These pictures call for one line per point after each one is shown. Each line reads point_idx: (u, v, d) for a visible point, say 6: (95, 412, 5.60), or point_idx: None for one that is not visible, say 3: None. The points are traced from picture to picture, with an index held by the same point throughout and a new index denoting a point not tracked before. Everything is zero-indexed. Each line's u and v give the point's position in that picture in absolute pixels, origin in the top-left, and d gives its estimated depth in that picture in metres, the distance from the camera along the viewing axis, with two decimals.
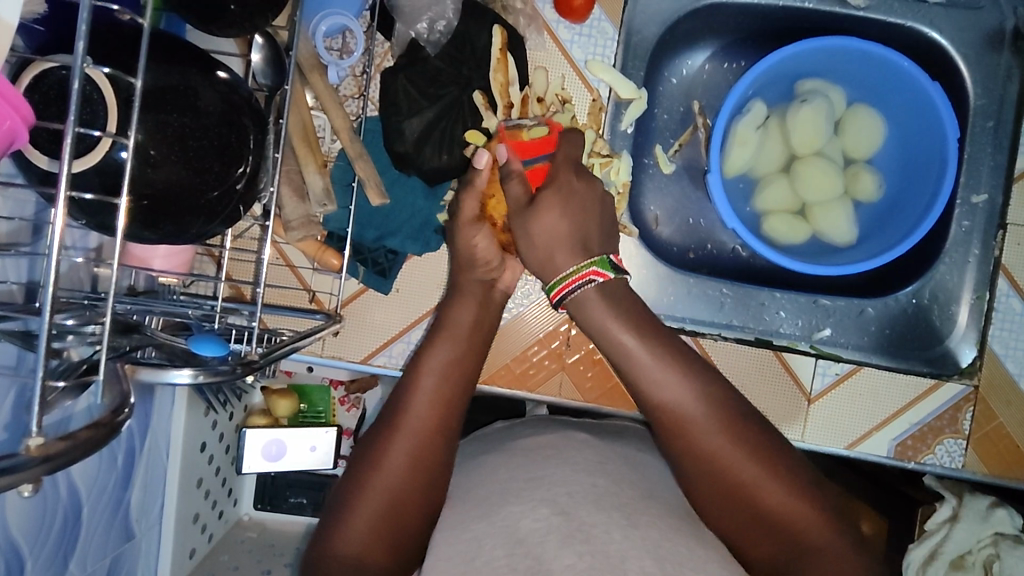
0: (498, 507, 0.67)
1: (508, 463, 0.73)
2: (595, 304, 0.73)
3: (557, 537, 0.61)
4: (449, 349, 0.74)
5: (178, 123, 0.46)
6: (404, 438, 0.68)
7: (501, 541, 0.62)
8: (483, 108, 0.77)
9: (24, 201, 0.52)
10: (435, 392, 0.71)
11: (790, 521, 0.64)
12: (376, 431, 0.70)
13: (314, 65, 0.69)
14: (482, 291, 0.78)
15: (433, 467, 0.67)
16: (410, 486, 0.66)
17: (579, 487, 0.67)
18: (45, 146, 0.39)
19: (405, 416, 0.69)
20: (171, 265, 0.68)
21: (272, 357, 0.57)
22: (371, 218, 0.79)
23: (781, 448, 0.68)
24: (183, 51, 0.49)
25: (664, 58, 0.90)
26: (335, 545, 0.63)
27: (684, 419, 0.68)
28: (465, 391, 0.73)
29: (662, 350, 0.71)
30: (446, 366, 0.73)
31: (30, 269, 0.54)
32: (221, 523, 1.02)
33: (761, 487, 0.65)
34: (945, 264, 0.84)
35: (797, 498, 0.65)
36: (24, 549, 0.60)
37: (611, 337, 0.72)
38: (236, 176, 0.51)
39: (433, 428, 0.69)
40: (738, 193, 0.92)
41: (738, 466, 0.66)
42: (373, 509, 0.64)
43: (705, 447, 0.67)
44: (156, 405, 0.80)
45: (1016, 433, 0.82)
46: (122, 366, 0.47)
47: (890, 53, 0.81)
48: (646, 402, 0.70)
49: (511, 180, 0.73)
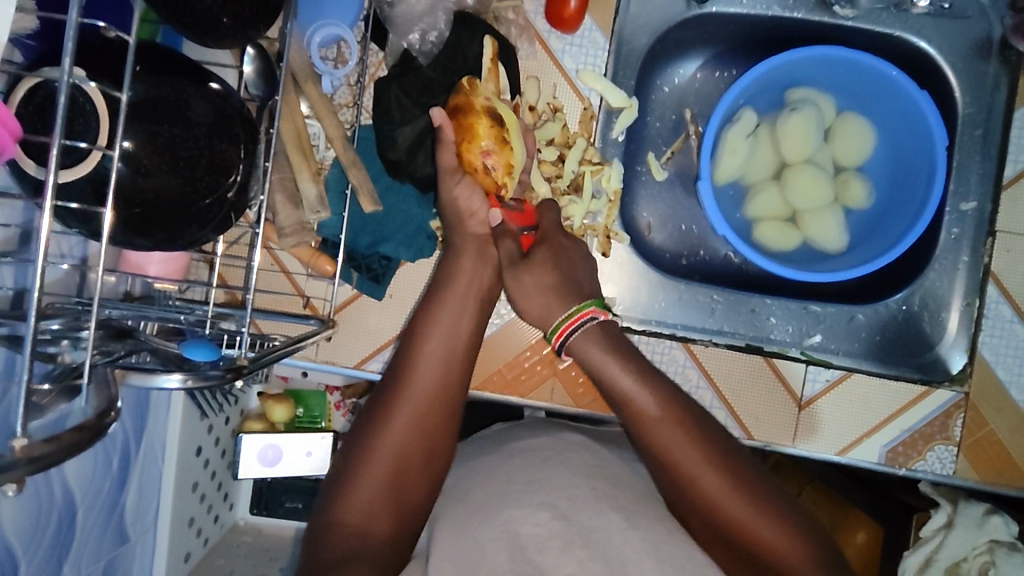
0: (496, 509, 0.67)
1: (505, 464, 0.73)
2: (589, 343, 0.74)
3: (557, 544, 0.64)
4: (456, 321, 0.75)
5: (169, 133, 0.47)
6: (409, 408, 0.70)
7: (502, 544, 0.64)
8: (467, 89, 0.75)
9: (15, 207, 0.53)
10: (440, 361, 0.72)
11: (775, 557, 0.64)
12: (380, 400, 0.71)
13: (308, 75, 0.70)
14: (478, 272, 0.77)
15: (436, 440, 0.70)
16: (414, 455, 0.68)
17: (578, 491, 0.69)
18: (35, 153, 0.40)
19: (409, 383, 0.71)
20: (165, 271, 0.69)
21: (262, 362, 0.57)
22: (364, 226, 0.79)
23: (767, 487, 0.69)
24: (174, 64, 0.50)
25: (655, 67, 0.91)
26: (341, 513, 0.65)
27: (678, 457, 0.68)
28: (469, 358, 0.74)
29: (656, 388, 0.72)
30: (455, 339, 0.74)
31: (19, 273, 0.55)
32: (216, 527, 1.02)
33: (754, 525, 0.65)
34: (934, 271, 0.85)
35: (789, 536, 0.65)
36: (18, 550, 0.61)
37: (606, 373, 0.73)
38: (227, 184, 0.52)
39: (437, 400, 0.71)
40: (729, 200, 0.93)
41: (731, 506, 0.66)
42: (378, 478, 0.66)
43: (699, 485, 0.67)
44: (149, 409, 0.81)
45: (1008, 440, 0.82)
46: (113, 371, 0.48)
47: (878, 61, 0.82)
48: (639, 439, 0.71)
49: (505, 238, 0.79)
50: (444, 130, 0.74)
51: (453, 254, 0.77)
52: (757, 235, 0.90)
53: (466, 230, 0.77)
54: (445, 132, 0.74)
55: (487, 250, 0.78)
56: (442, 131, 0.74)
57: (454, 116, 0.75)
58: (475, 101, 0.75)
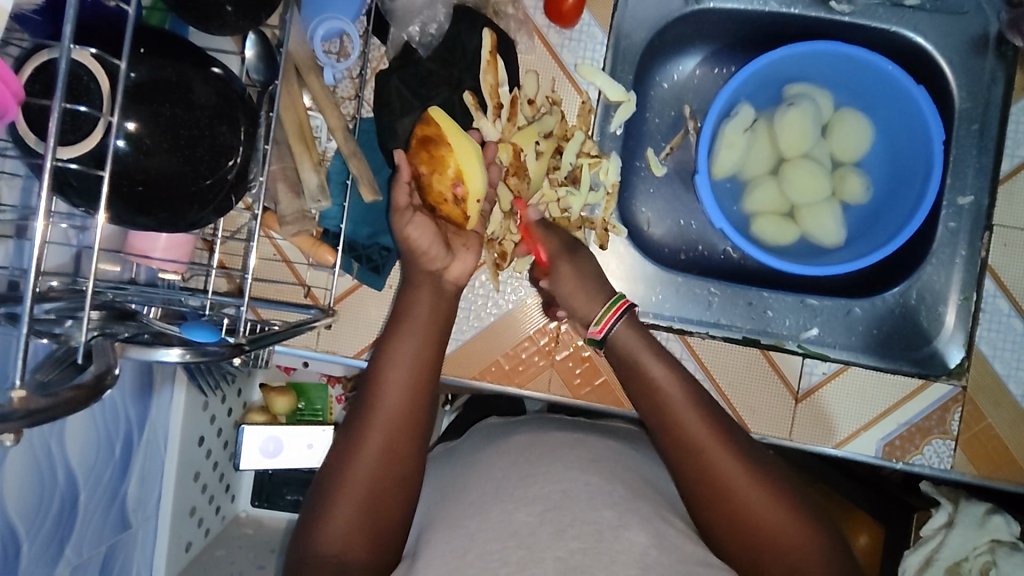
0: (491, 504, 0.63)
1: (499, 466, 0.69)
2: (633, 335, 0.76)
3: (550, 529, 0.59)
4: (418, 342, 0.73)
5: (170, 113, 0.48)
6: (378, 432, 0.66)
7: (496, 535, 0.59)
8: (472, 108, 0.78)
9: (15, 186, 0.55)
10: (405, 380, 0.70)
11: (787, 540, 0.62)
12: (347, 429, 0.68)
13: (310, 67, 0.71)
14: (436, 281, 0.77)
15: (410, 459, 0.67)
16: (388, 479, 0.65)
17: (572, 485, 0.64)
18: (37, 126, 0.41)
19: (374, 408, 0.68)
20: (172, 255, 0.70)
21: (261, 343, 0.58)
22: (364, 217, 0.82)
23: (783, 481, 0.67)
24: (178, 47, 0.51)
25: (654, 63, 0.92)
26: (318, 543, 0.62)
27: (699, 441, 0.68)
28: (434, 376, 0.72)
29: (688, 382, 0.72)
30: (416, 359, 0.71)
31: (17, 254, 0.56)
32: (218, 518, 1.03)
33: (764, 513, 0.63)
34: (931, 266, 0.85)
35: (801, 530, 0.63)
36: (21, 529, 0.62)
37: (642, 360, 0.74)
38: (227, 167, 0.53)
39: (406, 420, 0.68)
40: (727, 193, 0.94)
41: (747, 493, 0.64)
42: (351, 510, 0.63)
43: (719, 471, 0.66)
44: (153, 398, 0.82)
45: (1006, 434, 0.82)
46: (112, 343, 0.48)
47: (874, 56, 0.82)
48: (658, 426, 0.71)
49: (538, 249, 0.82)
50: (403, 171, 0.73)
51: (408, 288, 0.77)
52: (755, 230, 0.90)
53: (421, 267, 0.77)
54: (400, 172, 0.74)
55: (443, 286, 0.77)
56: (399, 171, 0.74)
57: (423, 148, 0.74)
58: (444, 130, 0.74)
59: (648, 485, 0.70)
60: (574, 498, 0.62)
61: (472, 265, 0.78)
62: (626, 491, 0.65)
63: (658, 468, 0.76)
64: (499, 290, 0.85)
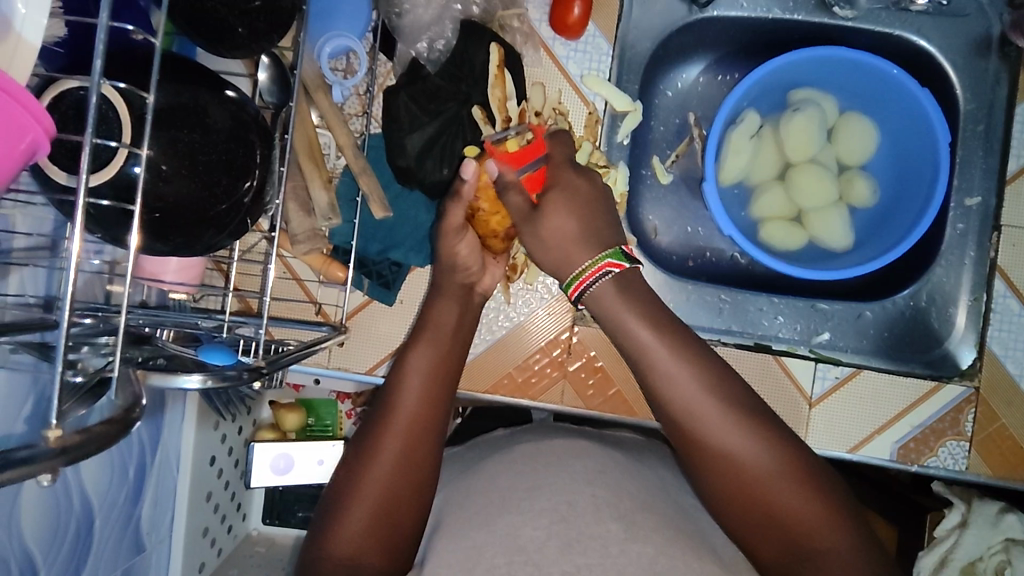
0: (497, 516, 0.62)
1: (508, 473, 0.69)
2: (611, 298, 0.71)
3: (557, 544, 0.58)
4: (433, 351, 0.74)
5: (188, 139, 0.48)
6: (390, 438, 0.66)
7: (501, 549, 0.58)
8: (480, 122, 0.79)
9: (43, 218, 0.56)
10: (419, 387, 0.70)
11: (800, 521, 0.61)
12: (364, 435, 0.68)
13: (318, 85, 0.71)
14: (464, 293, 0.79)
15: (423, 464, 0.66)
16: (400, 483, 0.64)
17: (578, 496, 0.63)
18: (59, 160, 0.41)
19: (391, 417, 0.68)
20: (184, 278, 0.70)
21: (279, 362, 0.57)
22: (374, 233, 0.81)
23: (801, 456, 0.66)
24: (192, 72, 0.51)
25: (657, 72, 0.93)
26: (329, 547, 0.61)
27: (700, 420, 0.65)
28: (450, 386, 0.72)
29: (687, 355, 0.68)
30: (429, 367, 0.72)
31: (47, 281, 0.57)
32: (230, 537, 1.03)
33: (776, 494, 0.62)
34: (941, 268, 0.86)
35: (812, 507, 0.62)
36: (38, 557, 0.62)
37: (627, 329, 0.70)
38: (243, 190, 0.52)
39: (419, 425, 0.68)
40: (734, 199, 0.94)
41: (758, 473, 0.63)
42: (365, 514, 0.62)
43: (729, 454, 0.64)
44: (166, 417, 0.82)
45: (1020, 434, 0.82)
46: (135, 371, 0.46)
47: (881, 62, 0.83)
48: (659, 404, 0.68)
49: (510, 191, 0.74)
50: (468, 188, 0.72)
51: (428, 305, 0.79)
52: (763, 235, 0.91)
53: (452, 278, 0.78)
54: (467, 188, 0.72)
55: (470, 298, 0.79)
56: (467, 184, 0.72)
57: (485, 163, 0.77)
58: None
59: (664, 494, 0.70)
60: (580, 512, 0.61)
61: (499, 277, 0.82)
62: (636, 501, 0.65)
63: (671, 476, 0.75)
64: (510, 302, 0.85)
